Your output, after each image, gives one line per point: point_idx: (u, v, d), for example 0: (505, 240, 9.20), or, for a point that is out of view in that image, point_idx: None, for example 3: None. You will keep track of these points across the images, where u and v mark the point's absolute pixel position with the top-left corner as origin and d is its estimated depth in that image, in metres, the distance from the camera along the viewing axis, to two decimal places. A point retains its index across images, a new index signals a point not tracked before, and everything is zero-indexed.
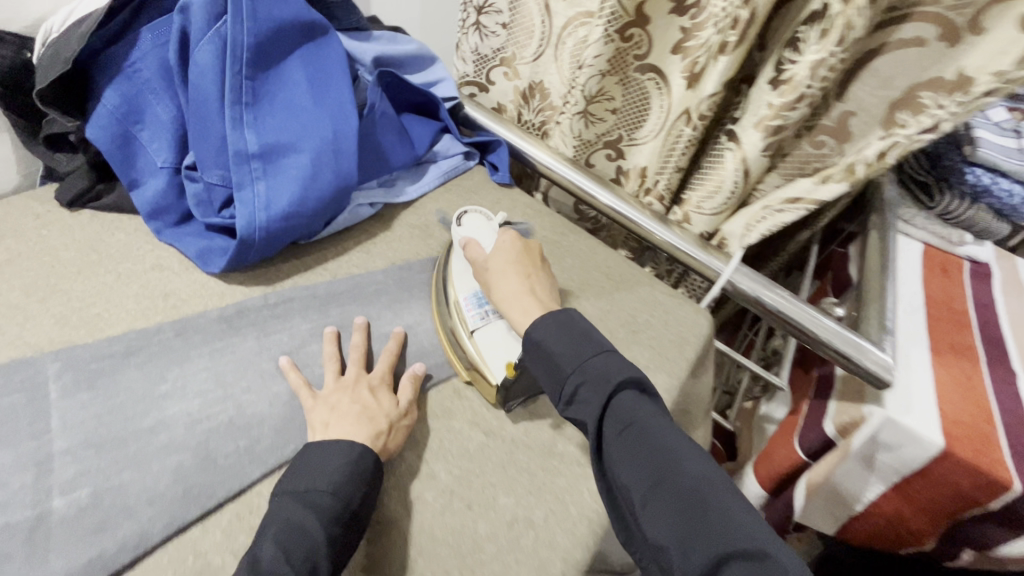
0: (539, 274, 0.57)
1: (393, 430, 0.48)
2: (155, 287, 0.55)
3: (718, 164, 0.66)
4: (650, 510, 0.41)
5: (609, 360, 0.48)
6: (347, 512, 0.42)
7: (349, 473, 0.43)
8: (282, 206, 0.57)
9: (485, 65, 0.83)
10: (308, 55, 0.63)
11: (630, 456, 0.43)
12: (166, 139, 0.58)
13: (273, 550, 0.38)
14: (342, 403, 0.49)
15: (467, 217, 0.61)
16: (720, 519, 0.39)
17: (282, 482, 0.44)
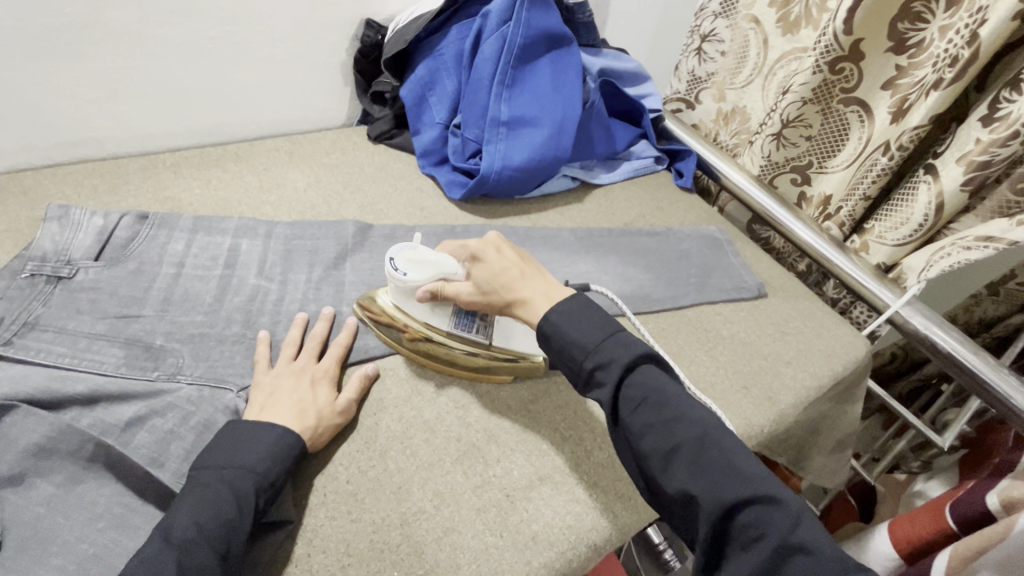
0: (531, 262, 0.54)
1: (321, 426, 0.49)
2: (417, 202, 0.77)
3: (910, 195, 0.68)
4: (669, 471, 0.42)
5: (621, 342, 0.47)
6: (267, 485, 0.44)
7: (272, 452, 0.45)
8: (515, 161, 0.76)
9: (697, 86, 0.94)
10: (556, 58, 0.82)
11: (651, 428, 0.44)
12: (446, 103, 0.81)
13: (188, 520, 0.39)
14: (282, 389, 0.51)
15: (399, 260, 0.55)
16: (727, 471, 0.41)
17: (200, 458, 0.44)
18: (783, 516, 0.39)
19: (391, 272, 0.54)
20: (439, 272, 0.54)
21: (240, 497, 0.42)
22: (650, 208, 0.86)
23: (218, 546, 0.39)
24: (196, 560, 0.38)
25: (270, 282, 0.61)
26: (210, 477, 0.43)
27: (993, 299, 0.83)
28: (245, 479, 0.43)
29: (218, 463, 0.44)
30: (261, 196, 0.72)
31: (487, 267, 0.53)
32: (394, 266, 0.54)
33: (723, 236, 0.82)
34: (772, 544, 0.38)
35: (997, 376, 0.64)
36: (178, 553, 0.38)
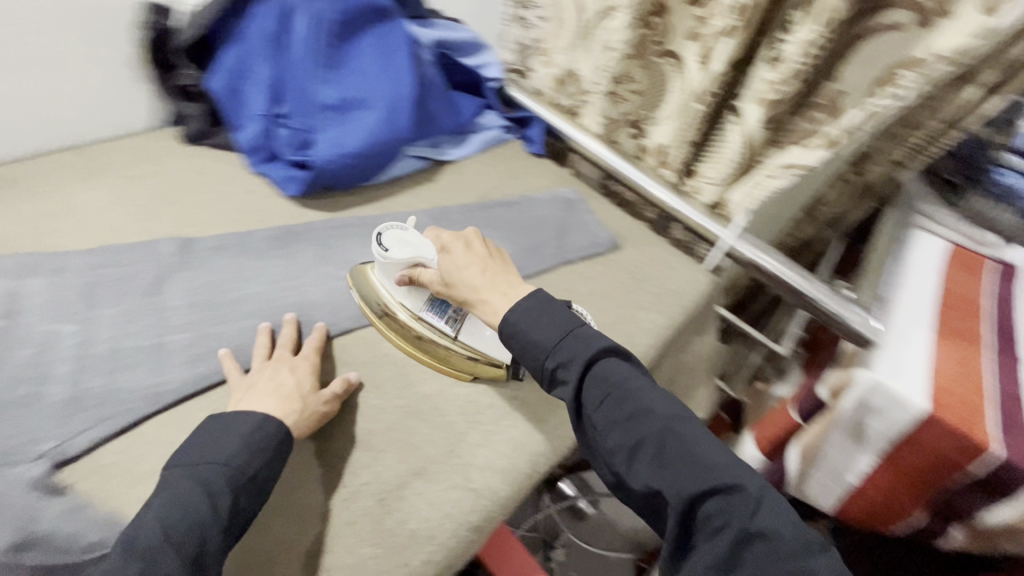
0: (500, 258, 0.57)
1: (305, 414, 0.50)
2: (249, 205, 0.70)
3: (723, 139, 0.76)
4: (637, 467, 0.46)
5: (580, 338, 0.50)
6: (245, 479, 0.44)
7: (249, 442, 0.45)
8: (350, 146, 0.71)
9: (526, 55, 0.95)
10: (380, 33, 0.77)
11: (614, 426, 0.47)
12: (263, 91, 0.71)
13: (152, 525, 0.39)
14: (259, 383, 0.51)
15: (386, 238, 0.58)
16: (688, 462, 0.45)
17: (175, 456, 0.44)
18: (742, 501, 0.43)
19: (377, 249, 0.58)
20: (418, 257, 0.57)
21: (215, 493, 0.42)
22: (504, 178, 0.86)
23: (187, 553, 0.38)
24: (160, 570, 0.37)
25: (68, 324, 0.52)
26: (182, 477, 0.42)
27: (804, 222, 1.03)
28: (220, 475, 0.43)
29: (177, 473, 0.43)
30: (50, 224, 0.61)
31: (456, 258, 0.55)
32: (381, 244, 0.58)
33: (574, 195, 0.84)
34: (734, 530, 0.42)
35: (812, 286, 0.76)
36: (142, 561, 0.37)
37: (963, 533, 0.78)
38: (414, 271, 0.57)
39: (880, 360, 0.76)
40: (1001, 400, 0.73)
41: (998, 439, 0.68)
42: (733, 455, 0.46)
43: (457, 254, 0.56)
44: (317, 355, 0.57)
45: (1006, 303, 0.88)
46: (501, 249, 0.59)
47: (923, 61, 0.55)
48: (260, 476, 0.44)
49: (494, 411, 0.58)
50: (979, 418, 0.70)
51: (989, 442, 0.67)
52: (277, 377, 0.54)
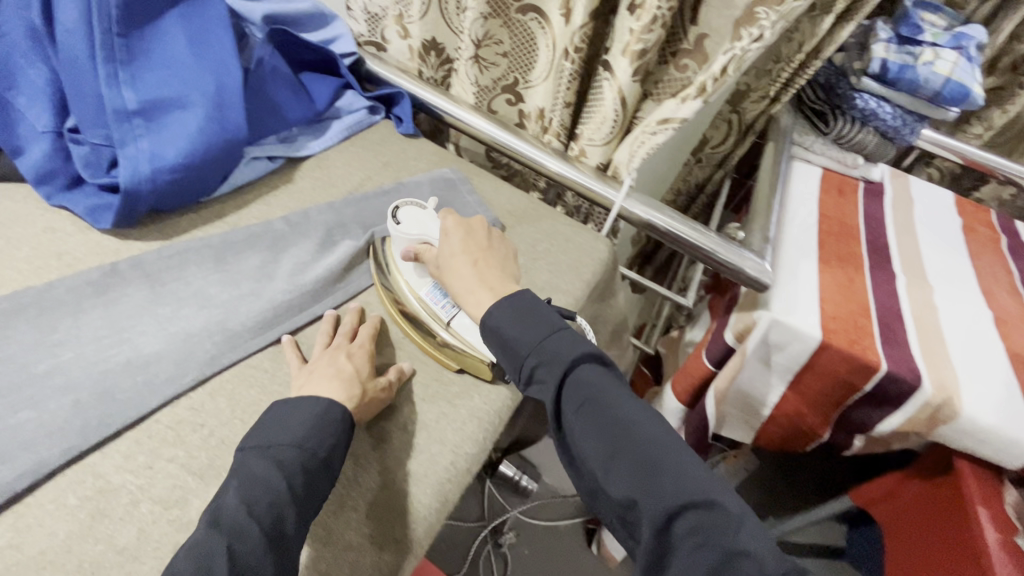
0: (493, 251, 0.57)
1: (365, 398, 0.51)
2: (50, 248, 0.57)
3: (599, 95, 0.70)
4: (613, 476, 0.43)
5: (564, 338, 0.48)
6: (316, 458, 0.44)
7: (315, 425, 0.46)
8: (168, 158, 0.58)
9: (378, 24, 0.83)
10: (186, 12, 0.64)
11: (588, 429, 0.44)
12: (45, 102, 0.58)
13: (235, 500, 0.40)
14: (319, 368, 0.52)
15: (402, 212, 0.60)
16: (670, 475, 0.41)
17: (249, 437, 0.45)
18: (722, 519, 0.39)
19: (391, 221, 0.59)
20: (425, 236, 0.58)
21: (290, 473, 0.43)
22: (374, 166, 0.77)
23: (265, 527, 0.39)
24: (241, 548, 0.38)
25: None
26: (255, 460, 0.43)
27: (700, 165, 1.00)
28: (292, 453, 0.44)
29: (243, 464, 0.43)
30: None
31: (451, 243, 0.56)
32: (395, 216, 0.60)
33: (454, 175, 0.77)
34: (715, 549, 0.38)
35: (703, 237, 0.75)
36: (228, 533, 0.38)
37: (862, 440, 0.84)
38: (420, 249, 0.58)
39: (776, 299, 0.78)
40: (880, 317, 0.78)
41: (885, 356, 0.72)
42: (718, 476, 0.43)
43: (450, 237, 0.56)
44: (162, 423, 0.48)
45: (874, 222, 0.96)
46: (509, 249, 0.59)
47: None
48: (332, 455, 0.45)
49: (389, 444, 0.51)
50: (867, 338, 0.74)
51: (879, 360, 0.72)
52: (108, 465, 0.45)
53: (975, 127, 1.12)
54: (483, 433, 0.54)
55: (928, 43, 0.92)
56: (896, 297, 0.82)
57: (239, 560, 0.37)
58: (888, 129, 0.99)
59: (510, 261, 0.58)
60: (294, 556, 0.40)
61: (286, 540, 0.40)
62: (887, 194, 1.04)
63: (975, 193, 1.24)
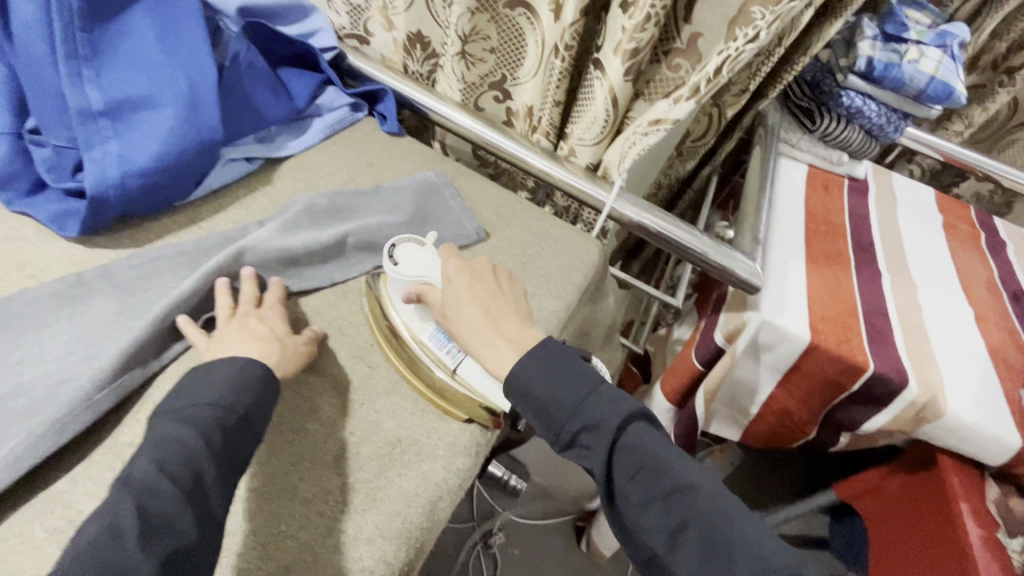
0: (502, 296, 0.55)
1: (288, 355, 0.50)
2: (10, 258, 0.53)
3: (590, 94, 0.68)
4: (679, 554, 0.42)
5: (606, 400, 0.46)
6: (236, 417, 0.42)
7: (235, 385, 0.44)
8: (138, 161, 0.55)
9: (360, 16, 0.80)
10: (153, 4, 0.60)
11: (646, 503, 0.43)
12: (2, 101, 0.55)
13: (148, 462, 0.37)
14: (229, 335, 0.49)
15: (399, 250, 0.57)
16: (739, 548, 0.40)
17: (165, 403, 0.42)
18: None
19: (387, 262, 0.56)
20: (426, 277, 0.55)
21: (207, 428, 0.40)
22: (357, 167, 0.74)
23: (182, 483, 0.37)
24: (154, 504, 0.35)
25: None
26: (167, 422, 0.40)
27: (680, 159, 0.93)
28: (211, 413, 0.41)
29: (159, 427, 0.40)
30: None
31: (458, 288, 0.53)
32: (392, 256, 0.56)
33: (438, 176, 0.75)
34: None
35: (692, 237, 0.75)
36: (139, 491, 0.35)
37: (847, 437, 0.85)
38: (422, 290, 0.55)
39: (765, 299, 0.78)
40: (867, 317, 0.79)
41: (871, 356, 0.73)
42: (783, 539, 0.42)
43: (457, 282, 0.54)
44: (136, 445, 0.45)
45: (860, 220, 0.97)
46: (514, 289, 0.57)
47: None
48: (252, 413, 0.44)
49: (379, 460, 0.50)
50: (854, 338, 0.74)
51: (865, 361, 0.72)
52: (78, 492, 0.42)
53: (957, 124, 1.12)
54: (476, 447, 0.52)
55: (913, 41, 0.92)
56: (882, 296, 0.83)
57: (152, 513, 0.34)
58: (874, 126, 0.99)
59: (519, 302, 0.56)
60: (217, 514, 0.38)
61: (206, 496, 0.38)
62: (872, 191, 1.05)
63: (954, 188, 1.26)
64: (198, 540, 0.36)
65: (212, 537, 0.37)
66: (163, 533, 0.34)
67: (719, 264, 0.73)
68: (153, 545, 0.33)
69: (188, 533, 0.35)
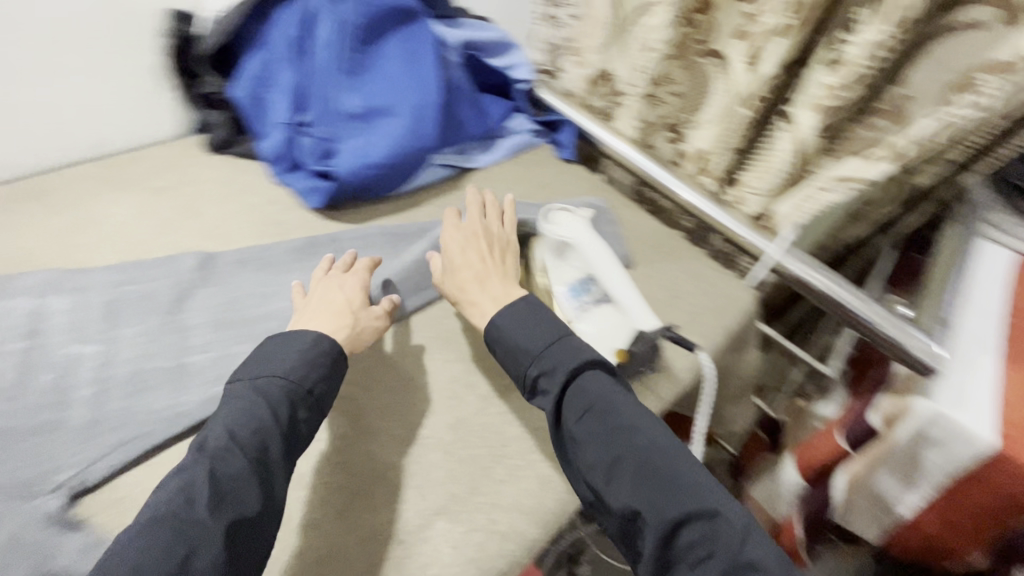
0: (494, 258, 0.58)
1: (357, 329, 0.54)
2: (272, 217, 0.68)
3: (770, 145, 0.70)
4: (614, 487, 0.45)
5: (566, 347, 0.51)
6: (304, 392, 0.47)
7: (304, 358, 0.48)
8: (374, 157, 0.68)
9: (556, 55, 0.87)
10: (405, 34, 0.73)
11: (591, 439, 0.46)
12: (287, 98, 0.69)
13: (221, 430, 0.43)
14: (317, 299, 0.55)
15: (556, 214, 0.61)
16: (673, 485, 0.44)
17: (239, 370, 0.48)
18: (728, 530, 0.42)
19: (542, 220, 0.60)
20: (574, 239, 0.59)
21: (274, 402, 0.45)
22: (533, 186, 0.82)
23: (250, 453, 0.42)
24: (224, 471, 0.41)
25: (90, 345, 0.52)
26: (243, 389, 0.46)
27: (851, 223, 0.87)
28: (280, 387, 0.46)
29: (234, 400, 0.45)
30: (73, 238, 0.61)
31: (454, 245, 0.59)
32: (549, 217, 0.61)
33: (601, 204, 0.79)
34: (718, 557, 0.41)
35: (865, 306, 0.71)
36: (212, 460, 0.41)
37: None
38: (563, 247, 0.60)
39: (940, 385, 0.66)
40: None
41: None
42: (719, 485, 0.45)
43: (451, 244, 0.59)
44: None
45: None
46: (510, 248, 0.61)
47: (1014, 64, 0.48)
48: (317, 387, 0.48)
49: (521, 443, 0.55)
50: None
51: None
52: None
53: None
54: None
55: None
56: None
57: (221, 485, 0.40)
58: None
59: (511, 263, 0.59)
60: (278, 493, 0.42)
61: (270, 471, 0.43)
62: None
63: None
64: (261, 513, 0.40)
65: (272, 512, 0.42)
66: (229, 502, 0.39)
67: (887, 337, 0.69)
68: (220, 512, 0.39)
69: (251, 506, 0.40)
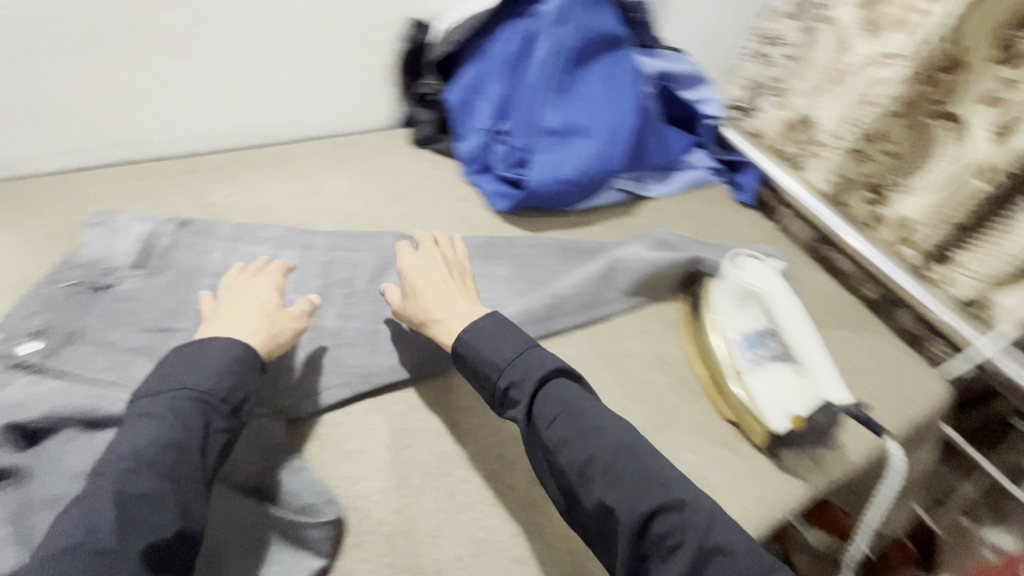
0: (460, 279, 0.57)
1: (274, 333, 0.49)
2: (459, 212, 0.74)
3: (1006, 228, 0.61)
4: (586, 485, 0.42)
5: (535, 358, 0.47)
6: (217, 401, 0.41)
7: (224, 364, 0.43)
8: (565, 173, 0.71)
9: (756, 93, 0.87)
10: (610, 61, 0.76)
11: (567, 443, 0.43)
12: (491, 106, 0.74)
13: (128, 446, 0.38)
14: (233, 305, 0.50)
15: (743, 260, 0.60)
16: (645, 479, 0.42)
17: (144, 385, 0.41)
18: (698, 519, 0.40)
19: (727, 263, 0.60)
20: (760, 289, 0.58)
21: (183, 414, 0.40)
22: (707, 225, 0.80)
23: (162, 469, 0.37)
24: (132, 489, 0.36)
25: (307, 297, 0.59)
26: (153, 405, 0.40)
27: None
28: (188, 398, 0.40)
29: (144, 417, 0.39)
30: (302, 203, 0.71)
31: (418, 267, 0.57)
32: (735, 262, 0.60)
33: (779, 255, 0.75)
34: (689, 548, 0.39)
35: None
36: (117, 480, 0.36)
37: None
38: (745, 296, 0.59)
39: None
40: None
41: None
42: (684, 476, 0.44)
43: (410, 268, 0.57)
44: None
45: None
46: (468, 269, 0.59)
47: None
48: (237, 395, 0.43)
49: None
50: None
51: None
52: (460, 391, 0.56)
53: None
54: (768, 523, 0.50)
55: None
56: None
57: (128, 506, 0.35)
58: None
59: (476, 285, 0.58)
60: (199, 511, 0.38)
61: (192, 485, 0.38)
62: None
63: None
64: (181, 533, 0.37)
65: (194, 529, 0.38)
66: (139, 523, 0.35)
67: None
68: (129, 536, 0.34)
69: (167, 525, 0.36)
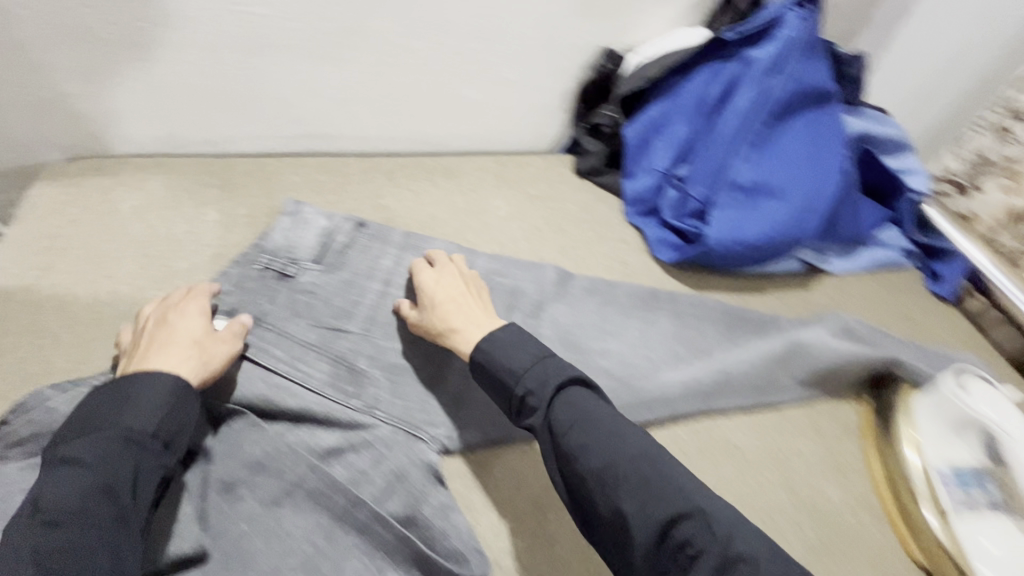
0: (476, 292, 0.57)
1: (204, 361, 0.46)
2: (619, 255, 0.70)
3: None
4: (606, 491, 0.40)
5: (552, 366, 0.47)
6: (147, 437, 0.40)
7: (156, 403, 0.41)
8: (746, 235, 0.66)
9: (980, 171, 0.76)
10: (815, 118, 0.69)
11: (587, 449, 0.42)
12: (674, 150, 0.70)
13: (50, 496, 0.36)
14: (158, 335, 0.47)
15: (969, 381, 0.53)
16: (662, 483, 0.40)
17: (58, 439, 0.39)
18: (719, 527, 0.38)
19: (950, 382, 0.53)
20: (989, 422, 0.50)
21: (110, 455, 0.38)
22: (891, 315, 0.71)
23: (90, 517, 0.35)
24: (57, 541, 0.34)
25: None
26: (82, 449, 0.38)
27: None
28: (114, 438, 0.39)
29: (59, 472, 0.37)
30: (466, 220, 0.71)
31: (436, 281, 0.56)
32: (960, 382, 0.53)
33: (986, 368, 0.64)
34: (711, 562, 0.37)
35: None
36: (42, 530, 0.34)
37: None
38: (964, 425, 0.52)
39: None
40: None
41: None
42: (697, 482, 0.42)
43: (427, 282, 0.56)
44: None
45: None
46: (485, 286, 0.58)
47: None
48: (167, 432, 0.41)
49: None
50: None
51: None
52: None
53: None
54: None
55: None
56: None
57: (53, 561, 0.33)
58: None
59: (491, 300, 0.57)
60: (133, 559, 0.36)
61: (127, 531, 0.37)
62: None
63: None
64: None
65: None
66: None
67: None
68: None
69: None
